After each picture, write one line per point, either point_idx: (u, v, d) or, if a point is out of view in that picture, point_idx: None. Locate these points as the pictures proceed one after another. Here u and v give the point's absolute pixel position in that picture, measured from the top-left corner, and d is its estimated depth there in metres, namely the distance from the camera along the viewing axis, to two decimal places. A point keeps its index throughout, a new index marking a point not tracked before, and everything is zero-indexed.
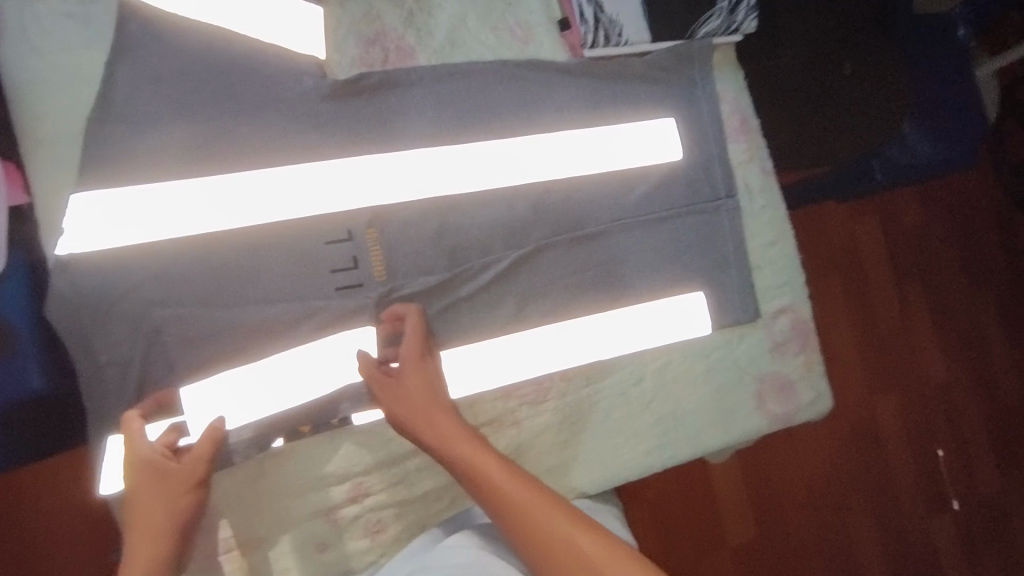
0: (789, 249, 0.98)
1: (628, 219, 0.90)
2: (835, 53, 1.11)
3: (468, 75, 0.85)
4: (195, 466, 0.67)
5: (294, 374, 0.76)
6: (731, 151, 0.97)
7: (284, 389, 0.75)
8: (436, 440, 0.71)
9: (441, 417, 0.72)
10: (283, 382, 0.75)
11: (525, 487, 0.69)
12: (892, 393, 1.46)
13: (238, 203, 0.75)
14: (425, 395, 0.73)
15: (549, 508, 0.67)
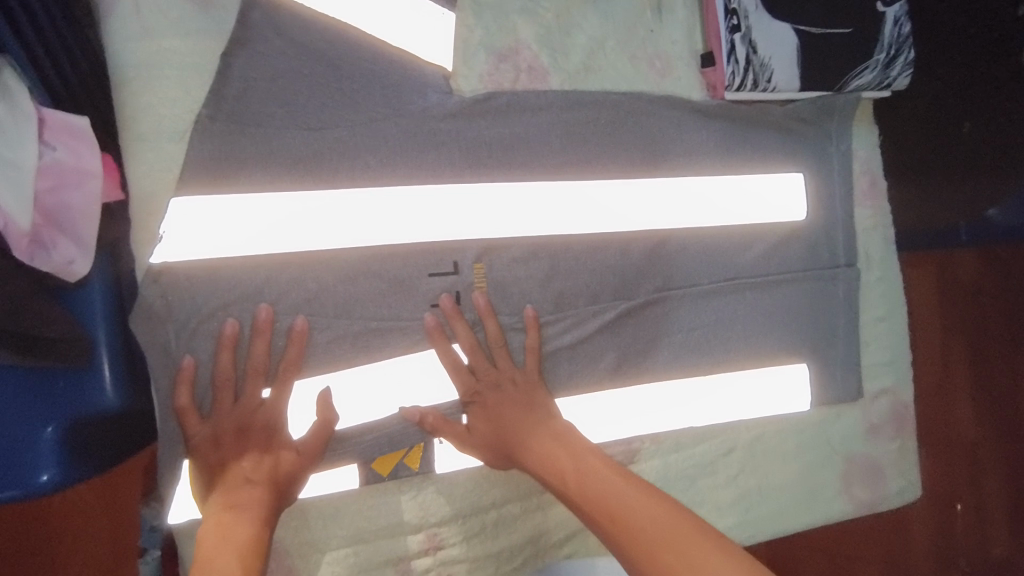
0: (900, 326, 0.92)
1: (742, 279, 0.83)
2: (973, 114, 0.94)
3: (600, 105, 0.77)
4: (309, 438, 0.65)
5: (388, 389, 0.71)
6: (856, 215, 0.89)
7: (379, 401, 0.70)
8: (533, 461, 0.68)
9: (537, 437, 0.69)
10: (379, 394, 0.70)
11: (671, 514, 0.61)
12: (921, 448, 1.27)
13: (345, 221, 0.68)
14: (519, 433, 0.69)
15: (676, 527, 0.59)
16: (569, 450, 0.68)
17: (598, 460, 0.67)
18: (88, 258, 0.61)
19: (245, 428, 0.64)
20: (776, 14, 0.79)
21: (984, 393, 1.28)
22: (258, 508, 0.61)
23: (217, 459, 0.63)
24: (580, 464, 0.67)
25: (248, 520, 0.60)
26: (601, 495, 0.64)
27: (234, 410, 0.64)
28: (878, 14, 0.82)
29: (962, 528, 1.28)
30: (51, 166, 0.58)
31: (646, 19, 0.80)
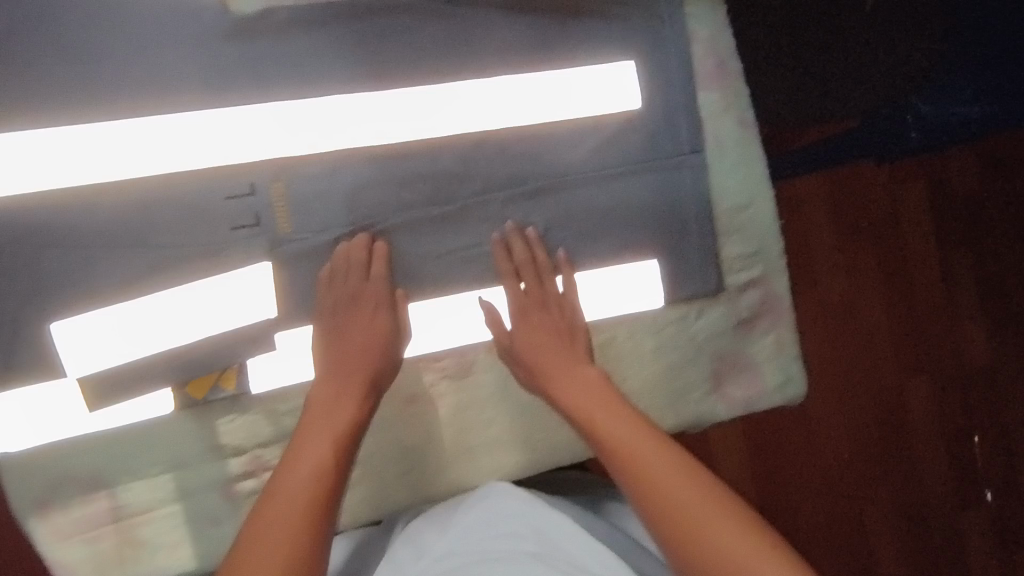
0: (765, 214, 0.86)
1: (573, 176, 0.80)
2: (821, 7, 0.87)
3: (391, 12, 0.76)
4: (377, 281, 0.74)
5: (184, 316, 0.71)
6: (702, 99, 0.84)
7: (175, 329, 0.71)
8: (545, 387, 0.75)
9: (554, 357, 0.76)
10: (176, 320, 0.71)
11: (670, 459, 0.66)
12: (926, 376, 1.26)
13: (128, 151, 0.69)
14: (531, 344, 0.76)
15: (666, 456, 0.66)
16: (552, 355, 0.76)
17: (588, 377, 0.75)
18: None
19: (355, 295, 0.73)
20: None
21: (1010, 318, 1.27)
22: (358, 391, 0.71)
23: (385, 330, 0.74)
24: (572, 379, 0.75)
25: (348, 408, 0.69)
26: (585, 406, 0.72)
27: (341, 302, 0.74)
28: None
29: (981, 453, 1.28)
30: None
31: None
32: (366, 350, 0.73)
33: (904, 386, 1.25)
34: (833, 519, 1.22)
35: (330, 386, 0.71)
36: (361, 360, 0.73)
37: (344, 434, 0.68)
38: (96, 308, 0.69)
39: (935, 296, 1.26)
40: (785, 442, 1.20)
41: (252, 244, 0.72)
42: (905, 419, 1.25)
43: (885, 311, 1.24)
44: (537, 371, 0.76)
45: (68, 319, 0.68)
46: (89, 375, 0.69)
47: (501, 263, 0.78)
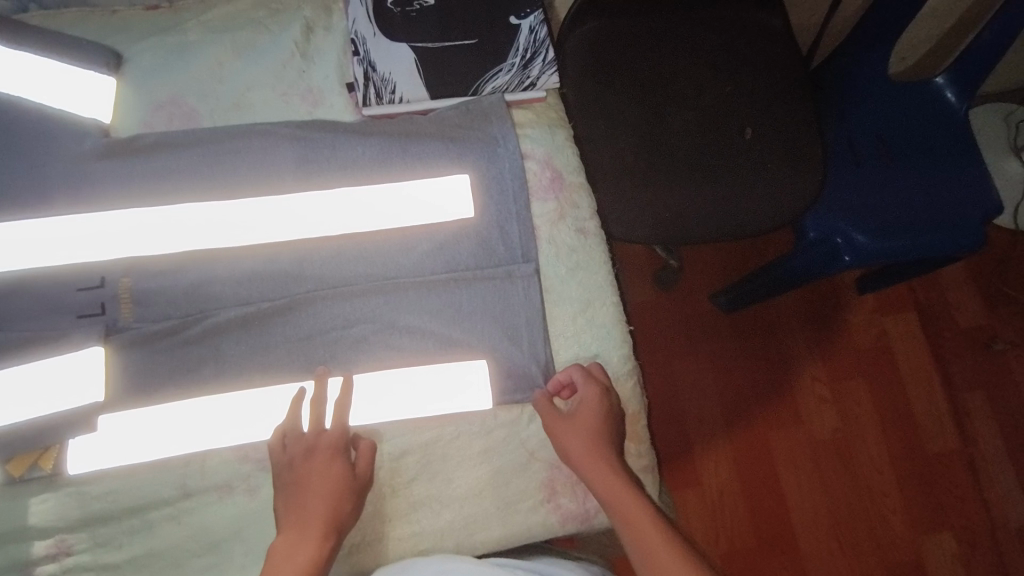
0: (605, 319, 0.86)
1: (404, 278, 0.85)
2: (678, 136, 1.08)
3: (249, 135, 0.88)
4: (338, 429, 0.77)
5: (16, 395, 0.75)
6: (536, 209, 0.89)
7: (3, 408, 0.75)
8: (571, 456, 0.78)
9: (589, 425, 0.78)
10: (4, 399, 0.75)
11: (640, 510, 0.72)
12: (910, 469, 1.40)
13: (2, 250, 0.80)
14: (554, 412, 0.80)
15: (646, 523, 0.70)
16: (595, 456, 0.77)
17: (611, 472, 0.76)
18: None
19: (312, 445, 0.76)
20: (393, 36, 0.86)
21: (977, 426, 1.43)
22: (321, 529, 0.72)
23: (340, 477, 0.75)
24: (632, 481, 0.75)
25: (309, 546, 0.71)
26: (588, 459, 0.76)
27: (296, 453, 0.76)
28: (512, 26, 0.89)
29: (956, 555, 1.36)
30: None
31: (296, 62, 0.91)
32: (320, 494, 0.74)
33: (886, 469, 1.40)
34: (806, 558, 1.35)
35: (293, 533, 0.72)
36: (323, 493, 0.74)
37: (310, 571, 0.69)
38: None
39: (918, 395, 1.44)
40: (797, 526, 1.36)
41: (89, 329, 0.78)
42: (881, 502, 1.38)
43: (870, 397, 1.43)
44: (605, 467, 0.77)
45: None
46: None
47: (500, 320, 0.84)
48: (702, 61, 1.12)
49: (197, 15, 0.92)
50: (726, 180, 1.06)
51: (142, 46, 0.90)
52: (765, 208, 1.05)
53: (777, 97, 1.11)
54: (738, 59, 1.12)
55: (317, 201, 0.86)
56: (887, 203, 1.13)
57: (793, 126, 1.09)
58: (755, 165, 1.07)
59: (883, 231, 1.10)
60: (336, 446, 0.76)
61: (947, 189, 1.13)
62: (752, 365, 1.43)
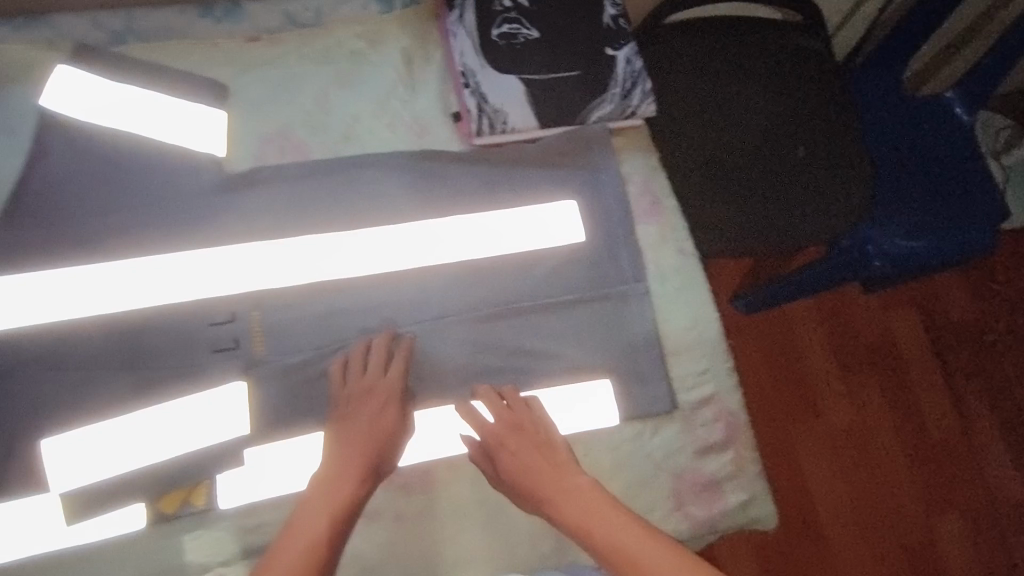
0: (712, 333, 0.92)
1: (525, 302, 0.88)
2: (729, 157, 1.14)
3: (363, 166, 0.89)
4: (395, 378, 0.83)
5: (163, 430, 0.76)
6: (640, 232, 0.94)
7: (151, 444, 0.76)
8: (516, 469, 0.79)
9: (518, 444, 0.80)
10: (153, 435, 0.76)
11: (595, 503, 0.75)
12: (916, 458, 1.50)
13: (130, 288, 0.80)
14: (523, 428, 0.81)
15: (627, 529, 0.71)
16: (540, 459, 0.80)
17: (537, 472, 0.79)
18: None
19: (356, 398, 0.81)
20: (502, 68, 0.89)
21: (975, 416, 1.54)
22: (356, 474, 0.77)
23: (394, 423, 0.81)
24: (565, 484, 0.77)
25: (348, 484, 0.76)
26: (522, 473, 0.79)
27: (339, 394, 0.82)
28: (608, 57, 0.92)
29: (960, 536, 1.46)
30: None
31: (400, 92, 0.92)
32: (380, 445, 0.80)
33: (896, 459, 1.49)
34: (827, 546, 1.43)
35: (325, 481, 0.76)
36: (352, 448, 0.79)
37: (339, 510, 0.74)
38: (80, 426, 0.75)
39: (918, 387, 1.54)
40: (824, 519, 1.44)
41: (230, 366, 0.80)
42: (893, 489, 1.48)
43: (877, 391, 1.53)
44: (536, 493, 0.78)
45: (61, 434, 0.75)
46: (75, 489, 0.73)
47: (617, 341, 0.88)
48: (745, 82, 1.18)
49: (296, 46, 0.92)
50: (777, 198, 1.11)
51: (245, 76, 0.89)
52: (816, 222, 1.10)
53: (814, 117, 1.17)
54: (776, 81, 1.18)
55: (435, 229, 0.88)
56: (914, 212, 1.21)
57: (833, 146, 1.15)
58: (802, 183, 1.13)
59: (911, 235, 1.18)
60: (393, 390, 0.82)
61: (965, 199, 1.22)
62: (773, 365, 1.51)
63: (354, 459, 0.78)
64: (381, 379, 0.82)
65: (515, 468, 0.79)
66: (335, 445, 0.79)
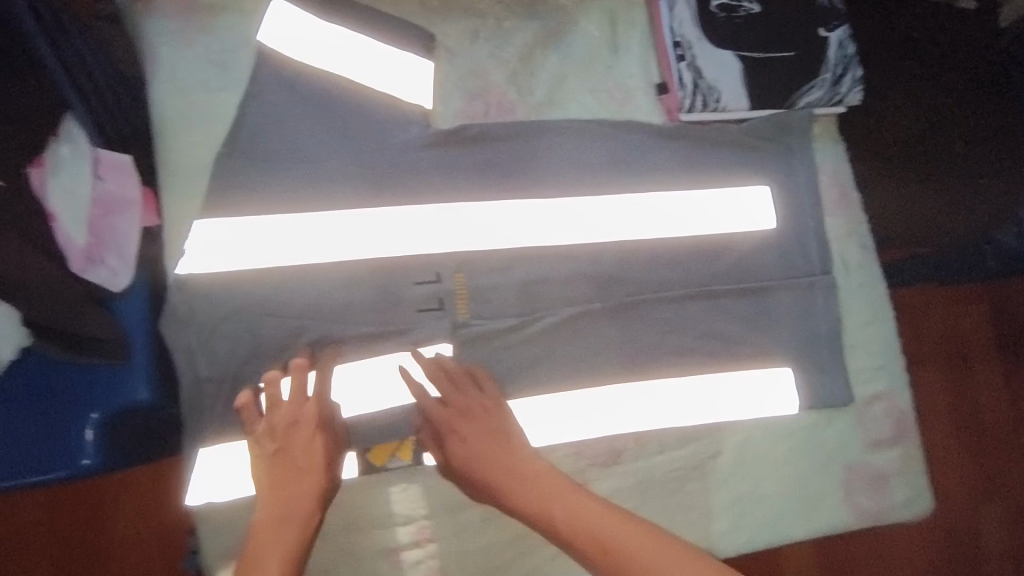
0: (889, 330, 0.93)
1: (715, 286, 0.88)
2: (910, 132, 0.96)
3: (565, 132, 0.86)
4: (304, 407, 0.73)
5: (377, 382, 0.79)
6: (827, 224, 0.93)
7: (365, 395, 0.78)
8: (505, 476, 0.75)
9: (504, 455, 0.76)
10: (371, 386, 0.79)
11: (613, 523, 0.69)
12: None
13: (340, 239, 0.78)
14: (482, 448, 0.76)
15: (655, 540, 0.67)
16: (524, 461, 0.75)
17: (529, 477, 0.74)
18: (128, 270, 0.75)
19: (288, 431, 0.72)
20: (719, 43, 0.87)
21: None
22: (299, 525, 0.68)
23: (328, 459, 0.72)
24: (522, 468, 0.75)
25: (286, 539, 0.67)
26: (502, 479, 0.75)
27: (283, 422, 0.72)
28: (821, 39, 0.89)
29: None
30: (101, 196, 0.73)
31: (604, 56, 0.89)
32: (308, 469, 0.71)
33: None
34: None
35: (273, 518, 0.68)
36: (300, 487, 0.70)
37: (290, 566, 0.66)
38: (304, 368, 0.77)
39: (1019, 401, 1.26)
40: (887, 532, 1.21)
41: (436, 326, 0.80)
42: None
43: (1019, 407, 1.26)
44: (514, 483, 0.74)
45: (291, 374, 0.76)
46: None
47: (755, 328, 0.88)
48: (940, 43, 0.97)
49: None
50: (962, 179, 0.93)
51: (451, 24, 0.86)
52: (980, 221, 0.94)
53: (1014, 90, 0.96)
54: (965, 42, 0.97)
55: (631, 203, 0.87)
56: None
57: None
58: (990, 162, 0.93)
59: None
60: (315, 419, 0.73)
61: None
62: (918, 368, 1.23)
63: (312, 478, 0.71)
64: (308, 407, 0.73)
65: (505, 466, 0.75)
66: (260, 468, 0.71)
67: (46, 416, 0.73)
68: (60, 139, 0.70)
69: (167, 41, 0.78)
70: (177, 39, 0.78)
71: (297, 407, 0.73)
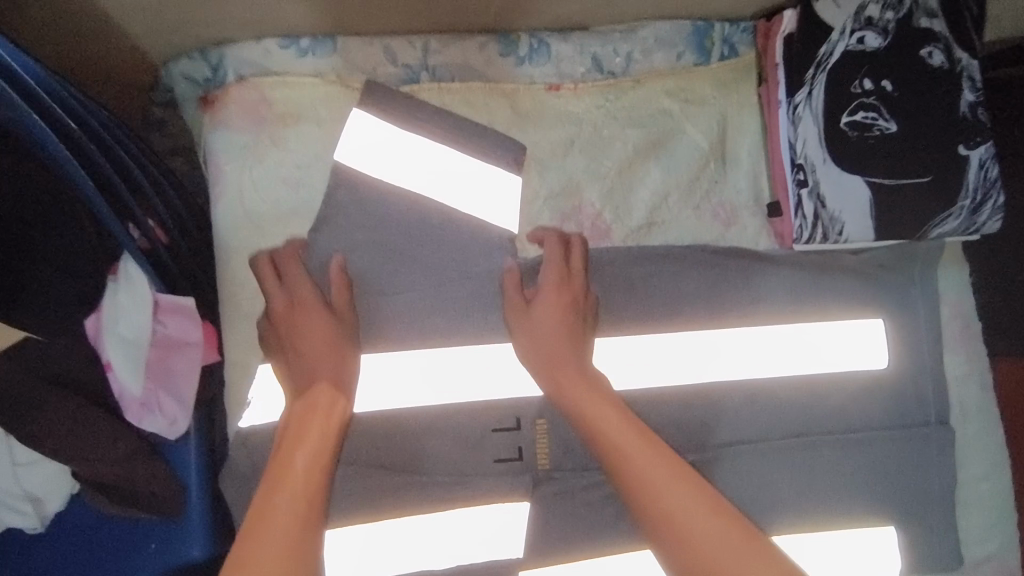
0: (1005, 484, 0.84)
1: (819, 434, 0.79)
2: None
3: (664, 258, 0.77)
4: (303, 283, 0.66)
5: (444, 537, 0.71)
6: (946, 362, 0.84)
7: (429, 550, 0.70)
8: (578, 399, 0.65)
9: (569, 376, 0.67)
10: (438, 541, 0.70)
11: (699, 521, 0.55)
12: None
13: (419, 381, 0.71)
14: (554, 375, 0.67)
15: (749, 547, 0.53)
16: (579, 380, 0.66)
17: (596, 412, 0.64)
18: (186, 416, 0.67)
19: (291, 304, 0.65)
20: (846, 165, 0.76)
21: None
22: (326, 429, 0.58)
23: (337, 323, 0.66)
24: (595, 410, 0.64)
25: (315, 433, 0.57)
26: (578, 398, 0.65)
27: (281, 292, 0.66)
28: (961, 158, 0.78)
29: None
30: (160, 341, 0.65)
31: (711, 170, 0.80)
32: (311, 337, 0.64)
33: None
34: None
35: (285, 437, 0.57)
36: (319, 357, 0.63)
37: (322, 466, 0.56)
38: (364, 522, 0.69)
39: None
40: None
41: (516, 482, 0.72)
42: None
43: None
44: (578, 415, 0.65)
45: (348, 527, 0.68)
46: None
47: (860, 482, 0.79)
48: None
49: (600, 101, 0.78)
50: None
51: (544, 131, 0.76)
52: None
53: None
54: None
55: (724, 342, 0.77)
56: None
57: None
58: None
59: None
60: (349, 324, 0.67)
61: None
62: None
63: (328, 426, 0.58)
64: (321, 360, 0.63)
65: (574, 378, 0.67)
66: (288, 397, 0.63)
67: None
68: (116, 280, 0.62)
69: (237, 158, 0.70)
70: (247, 156, 0.70)
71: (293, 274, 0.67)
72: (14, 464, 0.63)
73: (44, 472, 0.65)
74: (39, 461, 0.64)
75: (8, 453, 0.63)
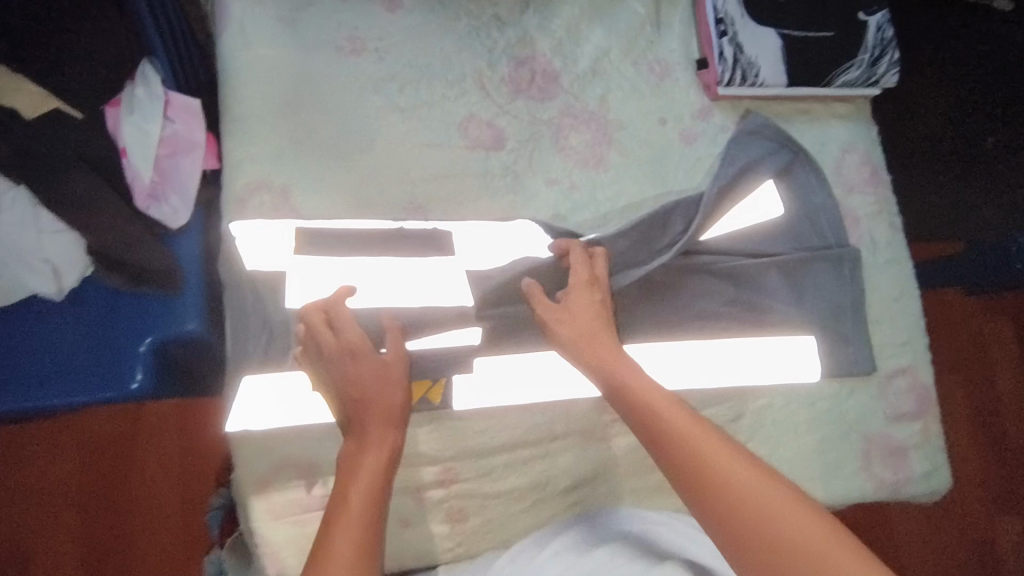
0: (913, 308, 0.94)
1: (740, 254, 0.89)
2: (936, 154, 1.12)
3: (604, 100, 0.92)
4: (393, 348, 0.67)
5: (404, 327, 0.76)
6: (857, 201, 0.95)
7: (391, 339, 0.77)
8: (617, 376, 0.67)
9: (607, 342, 0.70)
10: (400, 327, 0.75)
11: (756, 487, 0.58)
12: None
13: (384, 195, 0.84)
14: (608, 364, 0.68)
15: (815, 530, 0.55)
16: (625, 363, 0.68)
17: (646, 382, 0.67)
18: (187, 209, 0.79)
19: (347, 360, 0.65)
20: (760, 21, 0.90)
21: None
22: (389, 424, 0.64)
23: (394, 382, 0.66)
24: (647, 394, 0.66)
25: (372, 446, 0.62)
26: (616, 372, 0.68)
27: (335, 361, 0.66)
28: (860, 23, 0.92)
29: None
30: (170, 136, 0.78)
31: (646, 32, 0.95)
32: (370, 395, 0.64)
33: None
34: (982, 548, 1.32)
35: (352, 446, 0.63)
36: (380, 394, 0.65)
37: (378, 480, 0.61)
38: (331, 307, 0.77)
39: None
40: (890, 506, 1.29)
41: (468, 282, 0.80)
42: None
43: None
44: (641, 411, 0.64)
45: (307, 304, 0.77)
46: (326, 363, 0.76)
47: (779, 295, 0.89)
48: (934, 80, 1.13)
49: None
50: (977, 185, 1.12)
51: None
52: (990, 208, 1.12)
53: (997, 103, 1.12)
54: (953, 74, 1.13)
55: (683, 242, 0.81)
56: None
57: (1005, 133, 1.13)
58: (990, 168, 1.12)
59: None
60: (397, 361, 0.67)
61: None
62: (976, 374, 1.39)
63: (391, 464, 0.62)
64: (382, 395, 0.65)
65: (629, 380, 0.67)
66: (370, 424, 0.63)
67: (104, 338, 0.77)
68: (136, 81, 0.77)
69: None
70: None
71: (361, 365, 0.65)
72: (38, 228, 0.73)
73: (62, 240, 0.74)
74: (57, 231, 0.74)
75: (33, 216, 0.73)
